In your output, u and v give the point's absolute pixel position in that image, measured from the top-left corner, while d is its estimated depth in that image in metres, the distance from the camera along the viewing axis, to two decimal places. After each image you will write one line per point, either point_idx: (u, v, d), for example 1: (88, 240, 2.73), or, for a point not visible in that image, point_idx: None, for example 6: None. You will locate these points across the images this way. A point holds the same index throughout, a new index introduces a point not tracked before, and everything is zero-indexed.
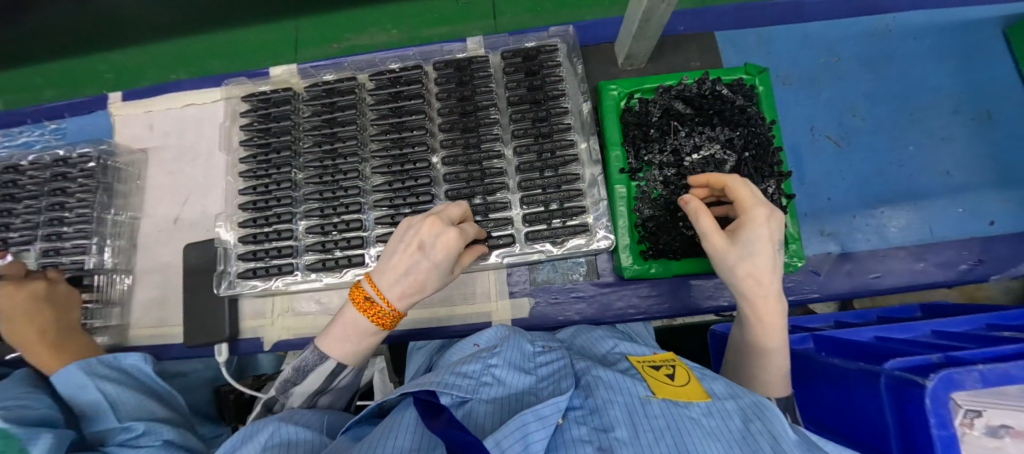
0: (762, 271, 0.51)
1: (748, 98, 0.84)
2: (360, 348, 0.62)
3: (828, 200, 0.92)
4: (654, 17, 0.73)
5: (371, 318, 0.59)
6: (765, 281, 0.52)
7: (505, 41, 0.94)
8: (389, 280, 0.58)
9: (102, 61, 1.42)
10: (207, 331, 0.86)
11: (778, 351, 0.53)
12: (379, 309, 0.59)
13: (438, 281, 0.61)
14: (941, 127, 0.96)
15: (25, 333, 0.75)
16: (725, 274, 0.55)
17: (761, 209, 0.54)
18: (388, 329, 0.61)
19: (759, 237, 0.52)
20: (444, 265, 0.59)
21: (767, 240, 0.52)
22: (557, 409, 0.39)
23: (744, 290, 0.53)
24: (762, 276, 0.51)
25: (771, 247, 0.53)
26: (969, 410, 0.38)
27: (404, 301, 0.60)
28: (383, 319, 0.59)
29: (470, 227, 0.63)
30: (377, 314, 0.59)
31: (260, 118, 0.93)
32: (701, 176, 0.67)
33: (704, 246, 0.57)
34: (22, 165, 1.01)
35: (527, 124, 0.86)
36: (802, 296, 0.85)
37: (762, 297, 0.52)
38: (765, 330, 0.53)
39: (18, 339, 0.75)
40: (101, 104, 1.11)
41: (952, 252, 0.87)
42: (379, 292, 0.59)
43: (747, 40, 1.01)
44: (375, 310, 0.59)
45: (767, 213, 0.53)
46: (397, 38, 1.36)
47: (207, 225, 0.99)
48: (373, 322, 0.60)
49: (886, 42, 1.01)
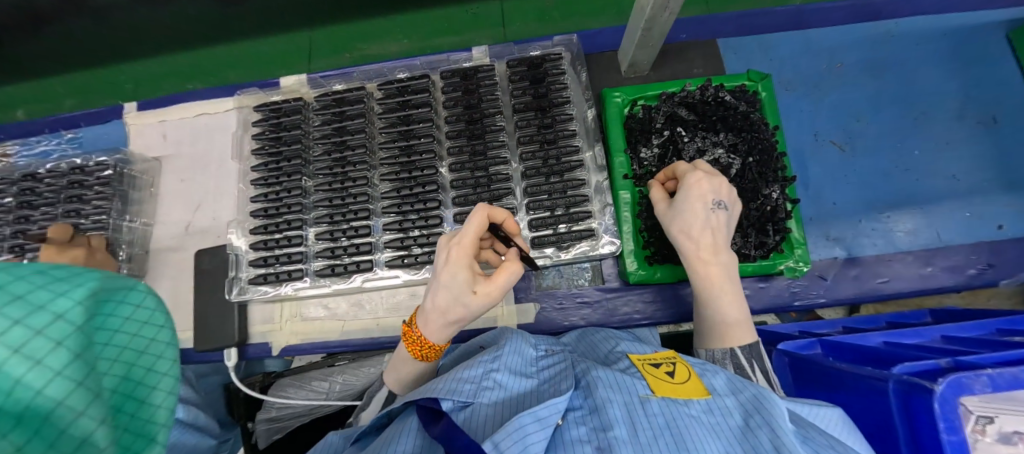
0: (689, 226, 0.61)
1: (751, 104, 0.85)
2: (404, 375, 0.63)
3: (833, 205, 0.92)
4: (656, 25, 0.75)
5: (407, 344, 0.61)
6: (697, 237, 0.61)
7: (511, 50, 0.95)
8: (422, 307, 0.60)
9: (119, 72, 1.46)
10: (218, 336, 0.87)
11: (725, 311, 0.59)
12: (413, 333, 0.60)
13: (456, 308, 0.54)
14: (945, 131, 0.96)
15: None
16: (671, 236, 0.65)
17: (691, 175, 0.64)
18: (424, 358, 0.61)
19: (687, 199, 0.62)
20: (450, 282, 0.52)
21: (696, 200, 0.62)
22: (557, 409, 0.40)
23: (682, 246, 0.63)
24: (689, 230, 0.61)
25: (703, 208, 0.61)
26: (980, 417, 0.38)
27: (433, 330, 0.58)
28: (416, 345, 0.60)
29: (474, 228, 0.54)
30: (412, 342, 0.60)
31: (271, 127, 0.95)
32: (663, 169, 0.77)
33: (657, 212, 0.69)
34: (40, 173, 1.04)
35: (533, 131, 0.88)
36: (810, 301, 0.85)
37: (695, 251, 0.61)
38: (707, 287, 0.60)
39: None
40: (117, 114, 1.14)
41: (960, 256, 0.87)
42: (415, 320, 0.61)
43: (749, 47, 1.02)
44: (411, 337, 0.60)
45: (696, 175, 0.63)
46: (408, 48, 1.38)
47: (219, 232, 1.01)
48: (411, 351, 0.60)
49: (888, 48, 1.02)
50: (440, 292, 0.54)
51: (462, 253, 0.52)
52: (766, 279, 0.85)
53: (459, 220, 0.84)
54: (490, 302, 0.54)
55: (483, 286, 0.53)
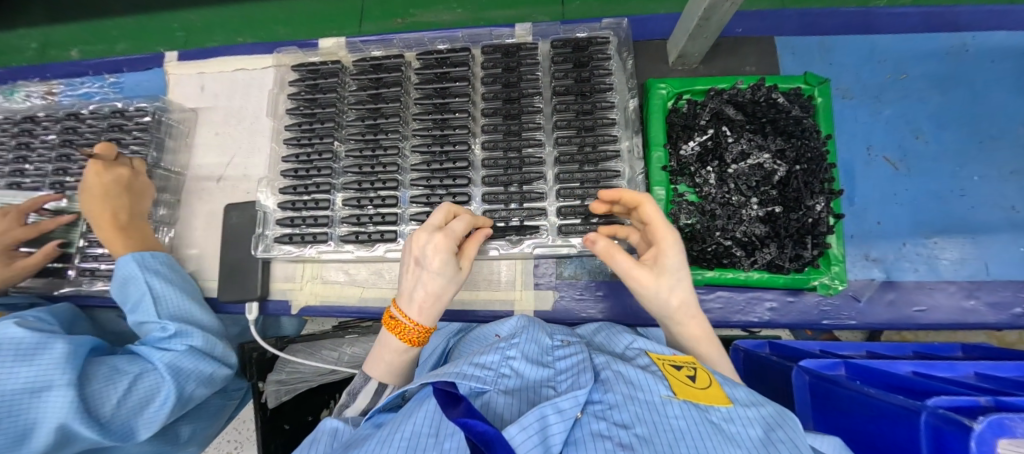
0: (686, 297, 0.56)
1: (805, 109, 0.80)
2: (395, 366, 0.59)
3: (877, 224, 0.87)
4: (715, 16, 0.70)
5: (399, 337, 0.56)
6: (691, 305, 0.57)
7: (556, 30, 0.92)
8: (406, 301, 0.56)
9: (172, 20, 1.48)
10: (239, 289, 0.89)
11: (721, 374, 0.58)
12: (405, 326, 0.55)
13: (449, 290, 0.56)
14: (1010, 159, 0.89)
15: (99, 209, 0.84)
16: (658, 304, 0.56)
17: (674, 234, 0.56)
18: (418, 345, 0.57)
19: (679, 264, 0.55)
20: (446, 268, 0.54)
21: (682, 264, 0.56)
22: (576, 403, 0.41)
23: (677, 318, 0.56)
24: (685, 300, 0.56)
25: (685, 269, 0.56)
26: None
27: (426, 315, 0.56)
28: (411, 336, 0.55)
29: (459, 224, 0.58)
30: (408, 335, 0.55)
31: (307, 88, 0.95)
32: (611, 193, 0.65)
33: (631, 283, 0.57)
34: (83, 114, 1.07)
35: (571, 116, 0.85)
36: (838, 322, 0.81)
37: (691, 319, 0.57)
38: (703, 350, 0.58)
39: (93, 212, 0.85)
40: (159, 62, 1.16)
41: (1007, 293, 0.82)
42: (402, 312, 0.56)
43: (808, 48, 0.96)
44: (402, 328, 0.55)
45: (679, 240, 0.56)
46: (462, 18, 1.35)
47: (247, 187, 1.02)
48: (403, 339, 0.56)
49: (960, 63, 0.94)
50: (431, 280, 0.54)
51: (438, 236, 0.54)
52: (796, 294, 0.81)
53: (487, 201, 0.82)
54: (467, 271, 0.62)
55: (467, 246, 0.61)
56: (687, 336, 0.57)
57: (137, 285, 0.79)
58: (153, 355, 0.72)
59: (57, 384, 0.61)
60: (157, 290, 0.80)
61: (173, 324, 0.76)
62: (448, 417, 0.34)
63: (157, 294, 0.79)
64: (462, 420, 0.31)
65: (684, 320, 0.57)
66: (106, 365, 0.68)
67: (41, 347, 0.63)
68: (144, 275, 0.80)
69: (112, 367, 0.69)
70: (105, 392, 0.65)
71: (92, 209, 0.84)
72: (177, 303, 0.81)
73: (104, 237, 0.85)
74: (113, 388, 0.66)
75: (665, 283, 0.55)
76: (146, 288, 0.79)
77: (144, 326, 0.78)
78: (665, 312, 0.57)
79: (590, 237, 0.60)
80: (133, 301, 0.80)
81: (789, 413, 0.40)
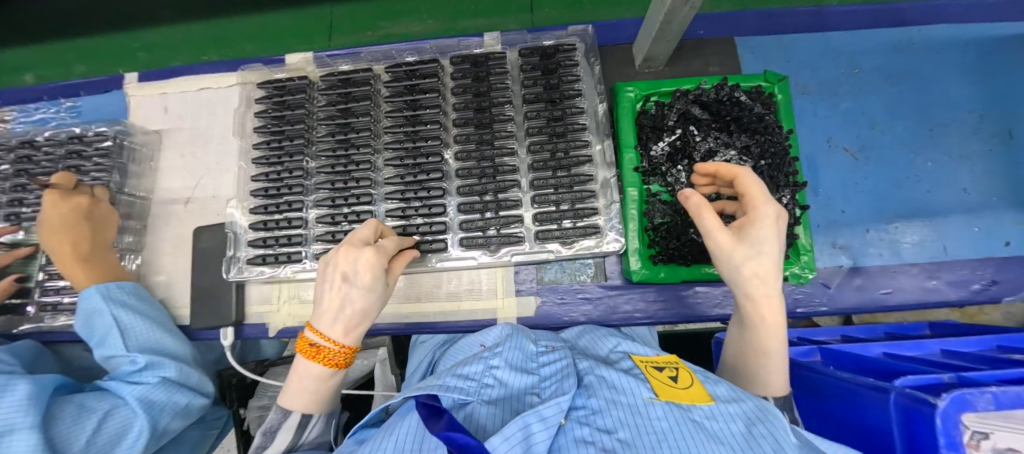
0: (765, 272, 0.49)
1: (767, 106, 0.83)
2: (324, 394, 0.55)
3: (842, 213, 0.91)
4: (676, 20, 0.73)
5: (322, 363, 0.52)
6: (768, 282, 0.49)
7: (523, 38, 0.93)
8: (328, 321, 0.52)
9: (134, 39, 1.43)
10: (213, 314, 0.87)
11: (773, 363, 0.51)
12: (328, 351, 0.52)
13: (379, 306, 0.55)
14: (959, 144, 0.95)
15: (60, 242, 0.80)
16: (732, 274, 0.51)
17: (771, 207, 0.51)
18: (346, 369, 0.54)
19: (767, 236, 0.50)
20: (375, 289, 0.53)
21: (775, 238, 0.50)
22: (560, 409, 0.41)
23: (747, 291, 0.50)
24: (763, 273, 0.48)
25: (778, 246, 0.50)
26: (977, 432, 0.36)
27: (353, 333, 0.53)
28: (337, 360, 0.52)
29: (389, 243, 0.59)
30: (331, 360, 0.52)
31: (275, 105, 0.93)
32: (711, 165, 0.64)
33: (707, 242, 0.54)
34: (38, 141, 1.02)
35: (541, 122, 0.86)
36: (812, 309, 0.84)
37: (763, 297, 0.49)
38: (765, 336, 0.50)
39: (52, 246, 0.81)
40: (119, 84, 1.12)
41: (966, 271, 0.86)
42: (323, 335, 0.52)
43: (767, 46, 1.00)
44: (325, 354, 0.52)
45: (773, 211, 0.50)
46: (433, 29, 1.35)
47: (217, 209, 0.99)
48: (331, 365, 0.52)
49: (908, 55, 0.99)
50: (361, 297, 0.52)
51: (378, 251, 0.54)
52: None
53: (463, 210, 0.82)
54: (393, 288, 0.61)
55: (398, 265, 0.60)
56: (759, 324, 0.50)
57: (101, 319, 0.76)
58: (123, 389, 0.69)
59: (19, 428, 0.55)
60: (124, 322, 0.77)
61: (144, 356, 0.73)
62: (431, 431, 0.34)
63: (124, 327, 0.76)
64: (444, 433, 0.32)
65: (761, 304, 0.49)
66: (73, 404, 0.64)
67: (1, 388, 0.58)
68: (110, 309, 0.76)
69: (80, 405, 0.64)
70: (72, 433, 0.61)
71: (52, 243, 0.80)
72: (145, 335, 0.77)
73: (67, 271, 0.81)
74: (80, 429, 0.62)
75: (742, 249, 0.50)
76: (112, 322, 0.75)
77: (111, 360, 0.75)
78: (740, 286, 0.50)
79: (686, 191, 0.58)
80: (98, 335, 0.76)
81: (769, 406, 0.41)
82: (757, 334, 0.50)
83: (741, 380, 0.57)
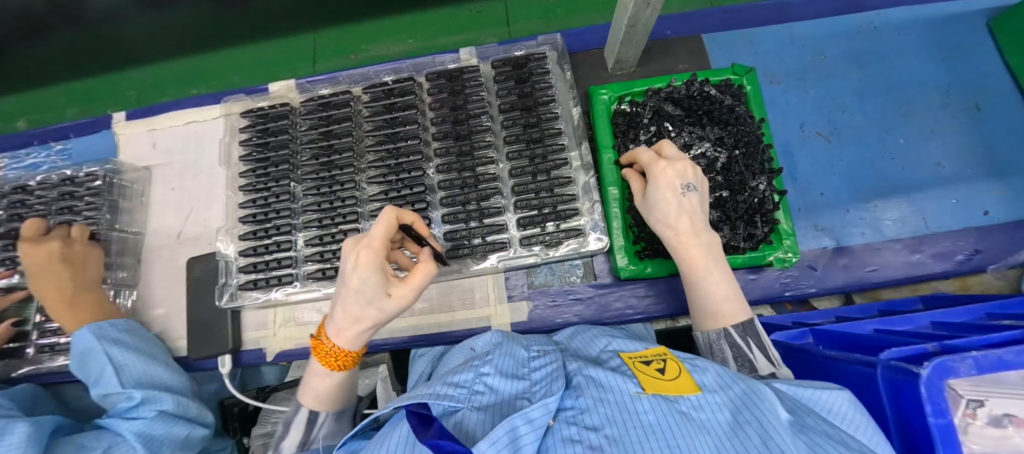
0: (665, 214, 0.62)
1: (736, 97, 0.86)
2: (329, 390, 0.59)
3: (821, 195, 0.93)
4: (640, 22, 0.75)
5: (320, 359, 0.56)
6: (674, 221, 0.61)
7: (496, 50, 0.96)
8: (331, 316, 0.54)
9: (121, 79, 1.46)
10: (209, 344, 0.87)
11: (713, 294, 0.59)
12: (324, 347, 0.55)
13: (371, 312, 0.49)
14: (928, 120, 0.97)
15: (49, 288, 0.82)
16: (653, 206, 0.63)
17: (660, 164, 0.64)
18: (345, 367, 0.57)
19: (659, 187, 0.62)
20: (365, 293, 0.48)
21: (668, 188, 0.61)
22: (547, 410, 0.42)
23: (662, 233, 0.63)
24: (665, 218, 0.61)
25: (675, 194, 0.61)
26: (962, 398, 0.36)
27: (349, 334, 0.53)
28: (331, 358, 0.55)
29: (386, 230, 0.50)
30: (324, 354, 0.56)
31: (259, 133, 0.95)
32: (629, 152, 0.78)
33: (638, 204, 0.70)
34: (30, 185, 1.04)
35: (519, 130, 0.88)
36: (800, 292, 0.85)
37: (676, 236, 0.61)
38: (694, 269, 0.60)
39: (43, 291, 0.83)
40: (107, 124, 1.14)
41: (948, 243, 0.88)
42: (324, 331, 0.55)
43: (734, 41, 1.03)
44: (321, 350, 0.55)
45: (659, 166, 0.63)
46: (414, 47, 1.39)
47: (209, 239, 1.01)
48: (325, 363, 0.56)
49: (870, 39, 1.03)
50: (353, 299, 0.49)
51: (371, 253, 0.47)
52: (757, 271, 0.85)
53: (447, 221, 0.84)
54: (404, 300, 0.49)
55: (403, 285, 0.49)
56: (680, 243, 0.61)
57: (94, 357, 0.77)
58: (121, 426, 0.69)
59: None
60: (118, 359, 0.77)
61: (138, 391, 0.72)
62: (422, 439, 0.35)
63: (118, 363, 0.76)
64: (433, 441, 0.33)
65: (679, 226, 0.60)
66: (72, 442, 0.65)
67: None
68: (103, 346, 0.77)
69: (79, 444, 0.65)
70: None
71: (42, 289, 0.82)
72: (140, 371, 0.78)
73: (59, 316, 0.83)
74: None
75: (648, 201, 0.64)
76: (105, 359, 0.76)
77: (108, 397, 0.75)
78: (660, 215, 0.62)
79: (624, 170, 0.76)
80: (92, 377, 0.77)
81: (758, 386, 0.41)
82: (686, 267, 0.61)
83: (699, 321, 0.62)
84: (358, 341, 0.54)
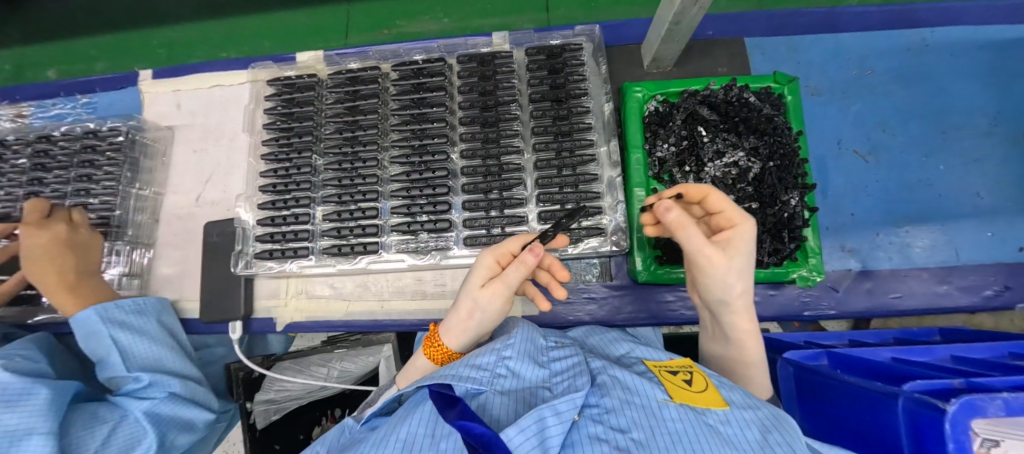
0: (746, 283, 0.55)
1: (776, 107, 0.83)
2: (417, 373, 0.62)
3: (851, 215, 0.90)
4: (685, 20, 0.72)
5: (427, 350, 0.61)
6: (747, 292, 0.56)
7: (531, 38, 0.93)
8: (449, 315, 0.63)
9: (151, 36, 1.46)
10: (222, 308, 0.88)
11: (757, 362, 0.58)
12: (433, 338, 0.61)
13: (468, 303, 0.57)
14: (972, 147, 0.93)
15: (48, 275, 0.78)
16: (724, 288, 0.54)
17: (747, 221, 0.57)
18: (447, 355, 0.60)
19: (749, 248, 0.55)
20: (471, 285, 0.58)
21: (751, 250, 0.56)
22: (574, 405, 0.41)
23: (732, 302, 0.55)
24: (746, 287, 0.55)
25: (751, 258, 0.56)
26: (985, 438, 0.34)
27: (448, 329, 0.59)
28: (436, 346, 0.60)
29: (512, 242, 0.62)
30: (430, 342, 0.61)
31: (284, 102, 0.94)
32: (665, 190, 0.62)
33: (696, 261, 0.54)
34: (54, 136, 1.05)
35: (547, 121, 0.86)
36: (819, 312, 0.83)
37: (743, 306, 0.56)
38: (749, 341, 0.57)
39: (39, 276, 0.78)
40: (133, 81, 1.14)
41: (978, 276, 0.85)
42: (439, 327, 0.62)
43: (777, 47, 0.99)
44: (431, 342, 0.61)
45: (749, 224, 0.56)
46: (448, 27, 1.36)
47: (227, 205, 1.01)
48: (427, 353, 0.61)
49: (921, 57, 0.98)
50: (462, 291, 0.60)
51: (485, 255, 0.59)
52: (777, 287, 0.83)
53: (468, 208, 0.83)
54: (500, 300, 0.56)
55: (493, 281, 0.56)
56: (737, 329, 0.57)
57: (99, 339, 0.75)
58: (130, 404, 0.70)
59: (37, 432, 0.57)
60: (125, 345, 0.76)
61: (145, 374, 0.73)
62: (445, 420, 0.34)
63: (124, 350, 0.76)
64: (460, 423, 0.31)
65: (740, 312, 0.56)
66: (88, 411, 0.67)
67: (25, 392, 0.60)
68: (108, 330, 0.76)
69: (93, 413, 0.67)
70: (85, 440, 0.63)
71: (43, 277, 0.78)
72: (148, 356, 0.78)
73: (58, 302, 0.79)
74: (92, 436, 0.64)
75: (735, 266, 0.53)
76: (111, 344, 0.75)
77: (113, 380, 0.75)
78: (728, 299, 0.55)
79: (663, 204, 0.55)
80: (99, 357, 0.76)
81: (786, 418, 0.40)
82: (743, 340, 0.57)
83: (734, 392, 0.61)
84: (462, 344, 0.60)
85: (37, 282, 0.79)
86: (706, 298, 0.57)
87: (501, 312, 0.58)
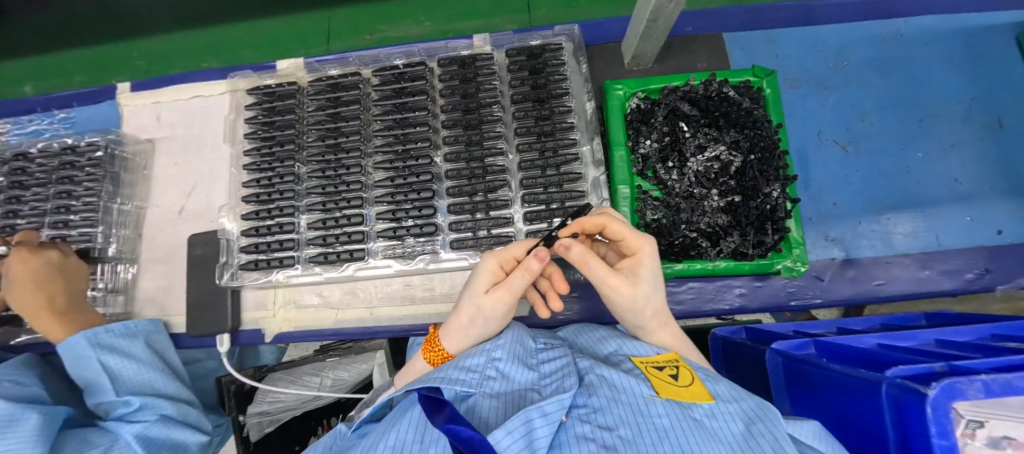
0: (658, 303, 0.58)
1: (756, 100, 0.84)
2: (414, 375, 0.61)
3: (833, 205, 0.91)
4: (661, 17, 0.73)
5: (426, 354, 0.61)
6: (661, 310, 0.59)
7: (511, 39, 0.93)
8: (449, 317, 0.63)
9: (130, 48, 1.44)
10: (209, 321, 0.87)
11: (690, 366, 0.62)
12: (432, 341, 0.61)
13: (470, 307, 0.57)
14: (948, 133, 0.95)
15: (34, 299, 0.77)
16: (635, 312, 0.58)
17: (648, 245, 0.58)
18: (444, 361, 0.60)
19: (653, 272, 0.57)
20: (473, 289, 0.58)
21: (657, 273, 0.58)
22: (562, 406, 0.41)
23: (645, 321, 0.58)
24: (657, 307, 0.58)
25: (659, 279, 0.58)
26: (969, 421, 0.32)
27: (448, 332, 0.59)
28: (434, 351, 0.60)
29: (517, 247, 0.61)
30: (429, 346, 0.61)
31: (265, 111, 0.93)
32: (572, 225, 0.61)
33: (607, 290, 0.56)
34: (31, 153, 1.03)
35: (530, 122, 0.86)
36: (805, 302, 0.84)
37: (658, 323, 0.59)
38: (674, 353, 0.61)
39: (26, 301, 0.78)
40: (110, 94, 1.12)
41: (959, 260, 0.86)
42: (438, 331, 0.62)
43: (755, 41, 1.01)
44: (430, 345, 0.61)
45: (653, 249, 0.58)
46: (431, 30, 1.36)
47: (212, 216, 1.00)
48: (426, 357, 0.61)
49: (896, 46, 1.00)
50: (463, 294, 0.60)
51: (488, 260, 0.59)
52: (763, 278, 0.84)
53: (453, 211, 0.83)
54: (503, 306, 0.56)
55: (498, 287, 0.56)
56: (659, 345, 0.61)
57: (88, 363, 0.74)
58: (121, 427, 0.69)
59: None
60: (113, 368, 0.75)
61: (136, 397, 0.72)
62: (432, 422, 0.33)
63: (113, 374, 0.75)
64: (447, 426, 0.30)
65: (658, 329, 0.60)
66: (77, 436, 0.66)
67: (14, 417, 0.59)
68: (98, 354, 0.75)
69: (83, 438, 0.66)
70: None
71: (29, 302, 0.77)
72: (137, 380, 0.77)
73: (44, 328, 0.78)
74: None
75: (641, 291, 0.56)
76: (100, 368, 0.74)
77: (102, 406, 0.74)
78: (640, 320, 0.59)
79: (563, 245, 0.55)
80: (87, 381, 0.75)
81: (769, 408, 0.41)
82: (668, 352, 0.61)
83: None
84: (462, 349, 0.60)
85: (20, 307, 0.78)
86: (625, 318, 0.61)
87: (503, 318, 0.58)
